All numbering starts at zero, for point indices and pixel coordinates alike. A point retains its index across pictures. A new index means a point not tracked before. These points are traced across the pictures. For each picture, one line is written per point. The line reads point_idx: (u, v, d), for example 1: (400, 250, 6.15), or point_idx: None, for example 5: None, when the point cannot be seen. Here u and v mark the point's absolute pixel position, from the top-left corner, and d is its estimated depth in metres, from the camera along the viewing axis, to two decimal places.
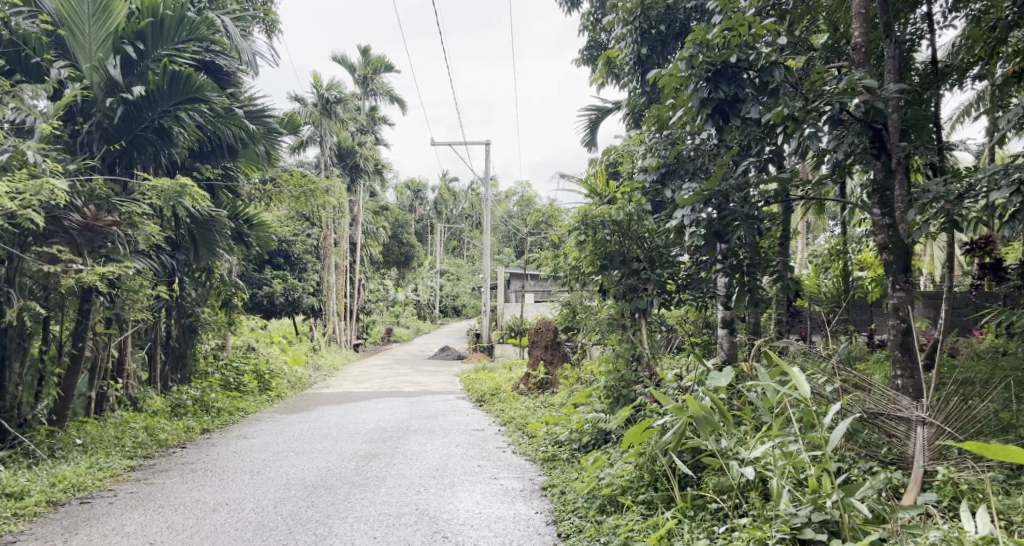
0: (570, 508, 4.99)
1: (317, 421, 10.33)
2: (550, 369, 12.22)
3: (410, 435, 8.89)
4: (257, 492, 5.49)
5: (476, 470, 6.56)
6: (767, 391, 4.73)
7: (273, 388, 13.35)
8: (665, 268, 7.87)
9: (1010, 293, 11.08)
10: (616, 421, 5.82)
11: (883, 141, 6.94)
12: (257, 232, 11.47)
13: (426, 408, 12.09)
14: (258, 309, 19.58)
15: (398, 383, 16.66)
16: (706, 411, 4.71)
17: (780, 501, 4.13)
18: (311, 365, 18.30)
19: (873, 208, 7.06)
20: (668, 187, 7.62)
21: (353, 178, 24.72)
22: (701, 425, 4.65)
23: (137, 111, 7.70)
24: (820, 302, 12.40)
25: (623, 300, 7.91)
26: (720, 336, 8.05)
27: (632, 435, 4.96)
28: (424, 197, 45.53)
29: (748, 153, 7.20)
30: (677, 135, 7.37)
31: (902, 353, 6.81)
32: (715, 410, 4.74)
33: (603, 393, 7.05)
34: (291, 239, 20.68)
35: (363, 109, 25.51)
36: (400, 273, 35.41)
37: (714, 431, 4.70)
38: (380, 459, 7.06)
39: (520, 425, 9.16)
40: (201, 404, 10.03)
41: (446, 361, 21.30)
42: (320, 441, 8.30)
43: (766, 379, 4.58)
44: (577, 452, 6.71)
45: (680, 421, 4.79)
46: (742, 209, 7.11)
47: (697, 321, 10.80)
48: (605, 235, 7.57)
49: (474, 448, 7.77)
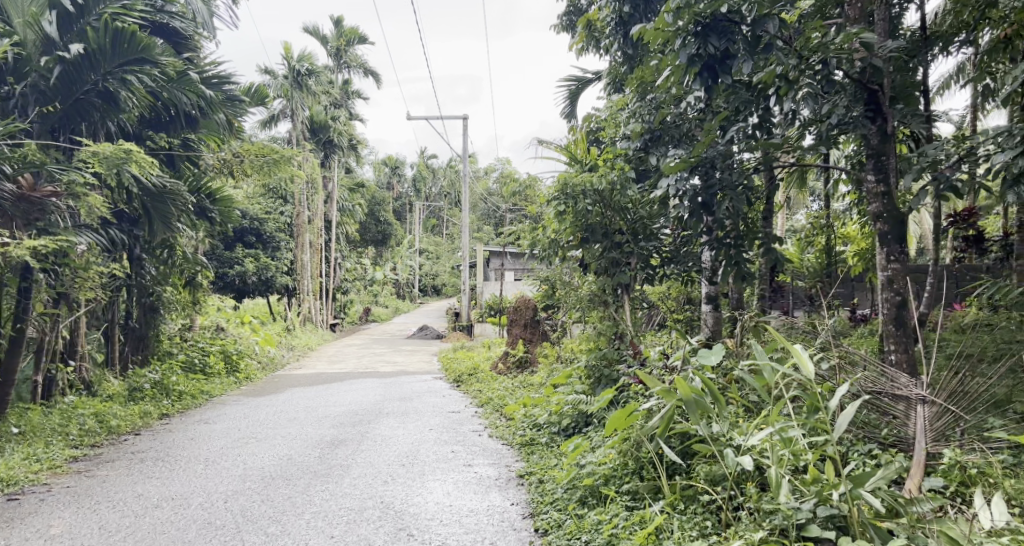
0: (548, 500, 4.58)
1: (285, 404, 9.88)
2: (530, 347, 11.84)
3: (381, 418, 8.48)
4: (208, 484, 5.07)
5: (449, 457, 6.15)
6: (765, 371, 4.29)
7: (241, 370, 12.85)
8: (649, 240, 7.45)
9: (994, 265, 10.88)
10: (598, 403, 5.41)
11: (879, 104, 6.56)
12: (220, 207, 10.91)
13: (401, 389, 11.69)
14: (230, 289, 19.01)
15: (374, 363, 16.23)
16: (696, 395, 4.27)
17: (780, 493, 3.73)
18: (284, 346, 17.81)
19: (868, 175, 6.69)
20: (653, 154, 7.20)
21: (326, 154, 24.09)
22: (691, 409, 4.21)
23: (76, 72, 7.15)
24: (805, 277, 12.07)
25: (606, 275, 7.48)
26: (705, 312, 7.67)
27: (615, 422, 4.52)
28: (402, 175, 44.90)
29: (736, 117, 6.78)
30: (662, 98, 6.92)
31: (896, 328, 6.47)
32: (706, 392, 4.30)
33: (584, 372, 6.66)
34: (263, 217, 20.07)
35: (336, 82, 24.81)
36: (378, 252, 34.82)
37: (705, 414, 4.27)
38: (347, 446, 6.64)
39: (497, 406, 8.77)
40: (161, 387, 9.52)
41: (424, 340, 20.90)
42: (285, 426, 7.87)
43: (762, 358, 4.14)
44: (557, 435, 6.34)
45: (668, 405, 4.34)
46: (731, 177, 6.69)
47: (680, 297, 10.45)
48: (586, 205, 7.11)
49: (448, 432, 7.37)
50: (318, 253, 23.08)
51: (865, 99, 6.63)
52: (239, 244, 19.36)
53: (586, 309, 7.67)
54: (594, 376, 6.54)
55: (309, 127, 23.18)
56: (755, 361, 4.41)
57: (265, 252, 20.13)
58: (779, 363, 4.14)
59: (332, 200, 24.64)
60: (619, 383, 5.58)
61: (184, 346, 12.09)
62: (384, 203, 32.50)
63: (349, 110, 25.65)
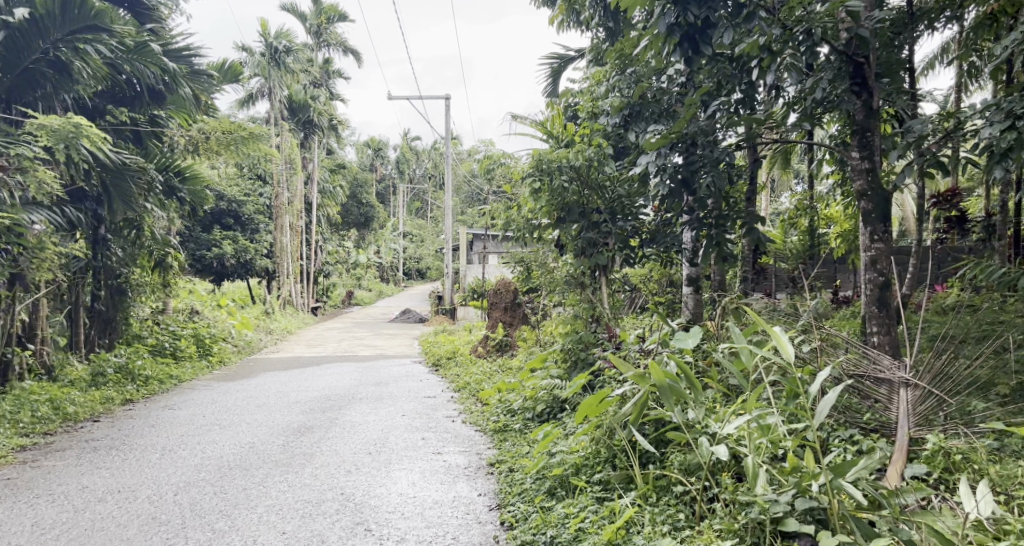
0: (516, 490, 4.36)
1: (256, 389, 9.62)
2: (510, 330, 11.62)
3: (354, 403, 8.23)
4: (159, 475, 4.84)
5: (419, 445, 5.92)
6: (743, 355, 4.06)
7: (214, 353, 12.56)
8: (629, 219, 7.21)
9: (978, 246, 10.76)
10: (571, 389, 5.19)
11: (865, 77, 6.33)
12: (190, 186, 10.88)
13: (378, 373, 11.45)
14: (208, 271, 18.67)
15: (353, 347, 15.96)
16: (670, 381, 4.02)
17: (757, 484, 3.54)
18: (262, 329, 17.52)
19: (852, 151, 6.49)
20: (632, 130, 6.96)
21: (306, 134, 23.69)
22: (665, 397, 3.96)
23: (25, 39, 6.98)
24: (787, 259, 11.90)
25: (583, 256, 7.24)
26: (685, 294, 7.46)
27: (586, 410, 4.28)
28: (386, 156, 44.48)
29: (717, 91, 6.55)
30: (641, 71, 6.66)
31: (879, 310, 6.30)
32: (681, 378, 4.05)
33: (560, 356, 6.45)
34: (241, 198, 19.68)
35: (316, 61, 24.36)
36: (361, 235, 34.45)
37: (680, 400, 4.01)
38: (314, 433, 6.40)
39: (474, 391, 8.55)
40: (126, 371, 9.24)
41: (406, 324, 20.64)
42: (253, 412, 7.62)
43: (739, 342, 3.90)
44: (530, 422, 6.12)
45: (641, 391, 4.10)
46: (711, 154, 6.46)
47: (661, 279, 10.25)
48: (562, 182, 6.85)
49: (421, 418, 7.14)
50: (297, 235, 22.73)
51: (850, 71, 6.40)
52: (216, 226, 19.00)
53: (563, 291, 7.43)
54: (569, 361, 6.33)
55: (289, 106, 22.77)
56: (733, 344, 4.18)
57: (244, 234, 19.75)
58: (756, 347, 3.90)
59: (312, 181, 24.25)
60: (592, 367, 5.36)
61: (154, 329, 11.78)
62: (367, 185, 32.10)
63: (330, 89, 25.21)
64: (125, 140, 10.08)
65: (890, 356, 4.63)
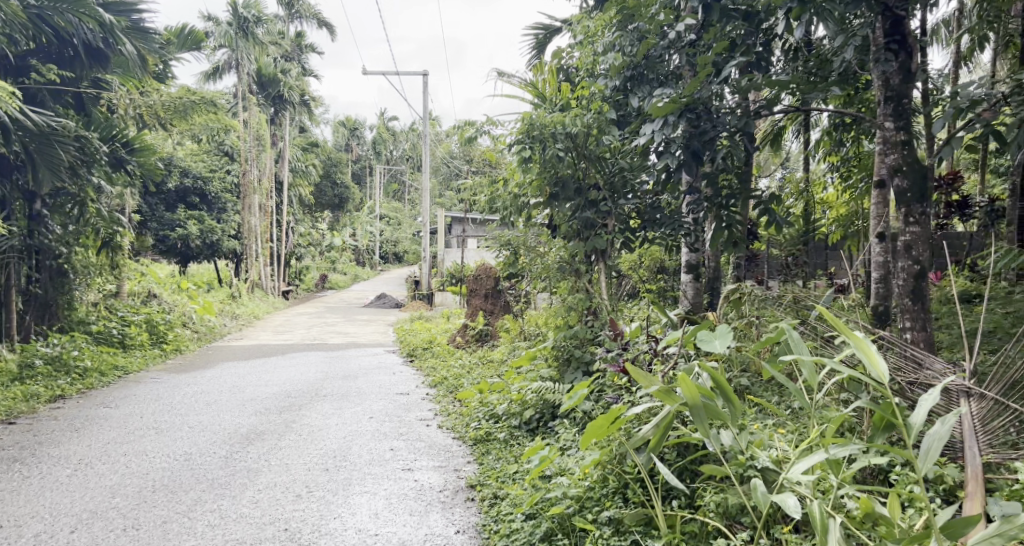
0: (505, 532, 3.61)
1: (209, 383, 8.66)
2: (491, 319, 10.79)
3: (317, 402, 7.31)
4: (62, 501, 4.00)
5: (387, 457, 5.05)
6: (804, 372, 3.47)
7: (169, 341, 11.53)
8: (630, 197, 6.34)
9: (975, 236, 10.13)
10: (568, 402, 4.39)
11: (904, 33, 5.48)
12: (139, 157, 10.07)
13: (348, 364, 10.54)
14: (172, 252, 17.57)
15: (324, 334, 14.97)
16: (703, 397, 3.25)
17: (829, 540, 2.91)
18: (227, 314, 16.49)
19: (885, 121, 5.62)
20: (634, 95, 6.04)
21: (276, 111, 22.58)
22: (699, 418, 3.17)
23: None
24: (783, 245, 11.10)
25: (578, 239, 6.39)
26: (684, 283, 6.68)
27: (595, 431, 3.46)
28: (362, 136, 43.27)
29: (730, 51, 5.70)
30: (647, 27, 5.76)
31: (914, 302, 5.44)
32: (717, 394, 3.28)
33: (551, 355, 5.69)
34: (207, 174, 18.48)
35: (286, 34, 23.21)
36: (336, 217, 33.30)
37: (717, 422, 3.22)
38: (265, 442, 5.51)
39: (451, 388, 7.67)
40: (58, 364, 8.27)
41: (380, 309, 19.69)
42: (199, 412, 6.70)
43: (810, 353, 3.27)
44: (517, 431, 5.30)
45: (666, 410, 3.30)
46: (725, 121, 5.61)
47: (652, 265, 9.47)
48: (556, 150, 5.90)
49: (391, 421, 6.25)
50: (266, 215, 21.63)
51: (885, 26, 5.53)
52: (181, 205, 17.79)
53: (555, 279, 6.54)
54: (561, 359, 5.61)
55: (258, 81, 21.63)
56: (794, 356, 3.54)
57: (211, 214, 18.59)
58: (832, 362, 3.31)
59: (284, 159, 23.12)
60: (594, 373, 4.56)
61: (102, 315, 10.76)
62: (341, 165, 30.95)
63: (302, 64, 23.99)
64: (64, 104, 9.62)
65: (943, 361, 4.02)
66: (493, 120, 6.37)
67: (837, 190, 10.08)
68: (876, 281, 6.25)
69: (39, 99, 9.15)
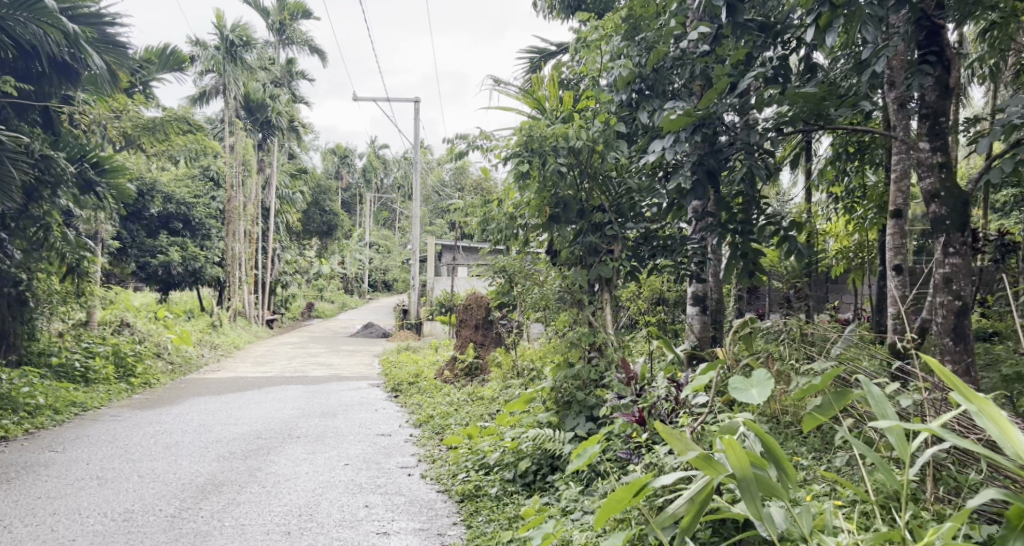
0: None
1: (173, 421, 7.98)
2: (481, 352, 10.16)
3: (289, 444, 6.63)
4: None
5: (359, 517, 4.41)
6: (890, 437, 3.10)
7: (139, 374, 10.78)
8: (638, 221, 5.73)
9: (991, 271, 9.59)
10: (575, 462, 3.85)
11: (942, 44, 4.75)
12: (109, 180, 9.46)
13: (327, 399, 9.83)
14: (154, 280, 16.85)
15: (306, 366, 14.20)
16: (752, 467, 3.04)
17: None
18: (207, 343, 15.72)
19: (920, 142, 4.78)
20: (642, 109, 5.36)
21: (265, 136, 21.98)
22: (750, 489, 2.96)
23: None
24: (784, 277, 10.44)
25: (580, 266, 5.77)
26: (690, 316, 6.08)
27: (614, 505, 3.07)
28: (353, 164, 42.74)
29: (747, 65, 5.12)
30: (655, 37, 5.19)
31: (954, 343, 4.51)
32: (766, 462, 3.08)
33: (551, 396, 5.07)
34: (191, 200, 17.78)
35: (277, 60, 22.74)
36: (324, 245, 32.62)
37: (770, 496, 3.00)
38: (221, 496, 4.88)
39: (437, 429, 6.98)
40: (5, 401, 7.67)
41: (367, 340, 18.97)
42: (155, 458, 6.04)
43: (925, 425, 2.85)
44: (511, 485, 4.65)
45: (707, 483, 3.04)
46: (746, 136, 4.96)
47: (653, 297, 8.86)
48: (557, 166, 5.31)
49: (368, 469, 5.57)
50: (252, 242, 20.96)
51: (919, 39, 4.82)
52: (163, 231, 17.07)
53: (554, 310, 5.88)
54: (560, 402, 4.98)
55: (246, 106, 21.08)
56: (888, 426, 3.11)
57: (195, 241, 17.91)
58: (947, 434, 2.93)
59: (271, 186, 22.53)
60: (607, 427, 4.04)
61: (66, 346, 10.05)
62: (331, 192, 30.34)
63: (291, 91, 23.44)
64: (31, 123, 9.02)
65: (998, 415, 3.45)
66: (487, 135, 5.78)
67: (841, 221, 9.47)
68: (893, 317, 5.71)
69: (4, 116, 8.57)
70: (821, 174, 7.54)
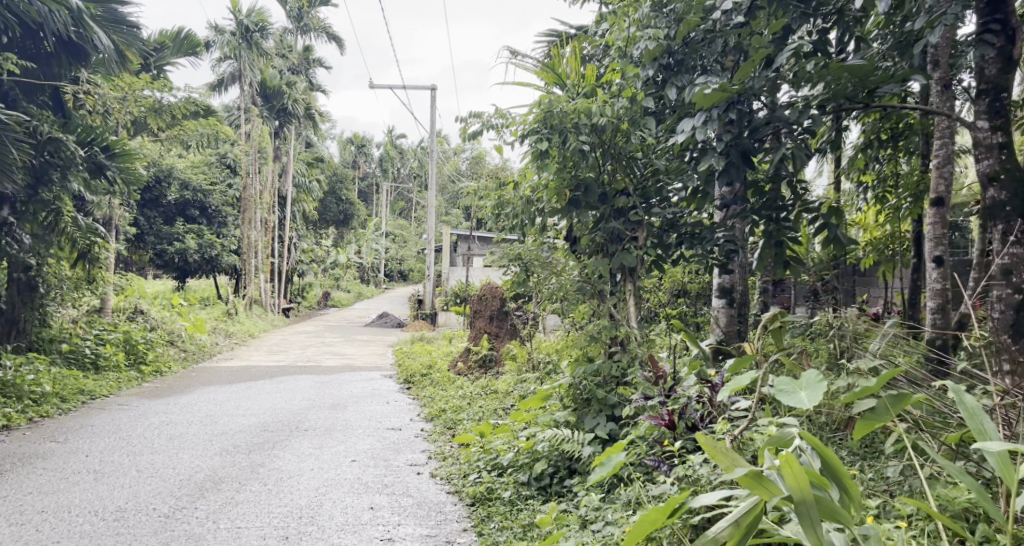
0: None
1: (180, 411, 7.74)
2: (496, 343, 9.85)
3: (295, 438, 6.36)
4: None
5: (363, 521, 4.12)
6: (989, 459, 2.80)
7: (149, 362, 10.55)
8: (665, 207, 5.38)
9: None
10: (599, 470, 3.56)
11: (1008, 12, 4.25)
12: (120, 163, 9.07)
13: (338, 390, 9.56)
14: (170, 267, 16.69)
15: (319, 355, 13.98)
16: (812, 487, 2.76)
17: None
18: (221, 332, 15.51)
19: (977, 120, 4.37)
20: (671, 85, 4.99)
21: (281, 123, 21.73)
22: (810, 511, 2.67)
23: None
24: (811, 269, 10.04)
25: (602, 254, 5.42)
26: (715, 309, 5.74)
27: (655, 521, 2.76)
28: (370, 153, 42.52)
29: (786, 38, 4.72)
30: (685, 7, 4.81)
31: (1014, 341, 4.12)
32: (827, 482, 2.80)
33: (568, 394, 4.75)
34: (207, 187, 17.54)
35: (294, 47, 22.46)
36: (341, 234, 32.41)
37: (830, 519, 2.71)
38: (219, 494, 4.61)
39: (449, 424, 6.68)
40: (9, 389, 7.45)
41: (382, 329, 18.75)
42: (155, 451, 5.78)
43: None
44: (526, 488, 4.35)
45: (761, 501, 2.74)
46: (785, 115, 4.59)
47: (676, 289, 8.50)
48: (580, 145, 4.96)
49: (375, 467, 5.28)
50: (268, 230, 20.75)
51: (980, 7, 4.35)
52: (179, 218, 16.87)
53: (573, 301, 5.55)
54: (579, 400, 4.66)
55: (262, 92, 20.82)
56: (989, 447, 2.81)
57: (211, 228, 17.73)
58: None
59: (287, 174, 22.31)
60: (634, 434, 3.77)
61: (76, 333, 9.83)
62: (348, 181, 30.09)
63: (308, 79, 23.17)
64: (40, 105, 8.78)
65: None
66: (505, 113, 5.43)
67: (872, 211, 9.06)
68: (932, 311, 5.42)
69: (12, 97, 8.33)
70: (856, 160, 7.14)
